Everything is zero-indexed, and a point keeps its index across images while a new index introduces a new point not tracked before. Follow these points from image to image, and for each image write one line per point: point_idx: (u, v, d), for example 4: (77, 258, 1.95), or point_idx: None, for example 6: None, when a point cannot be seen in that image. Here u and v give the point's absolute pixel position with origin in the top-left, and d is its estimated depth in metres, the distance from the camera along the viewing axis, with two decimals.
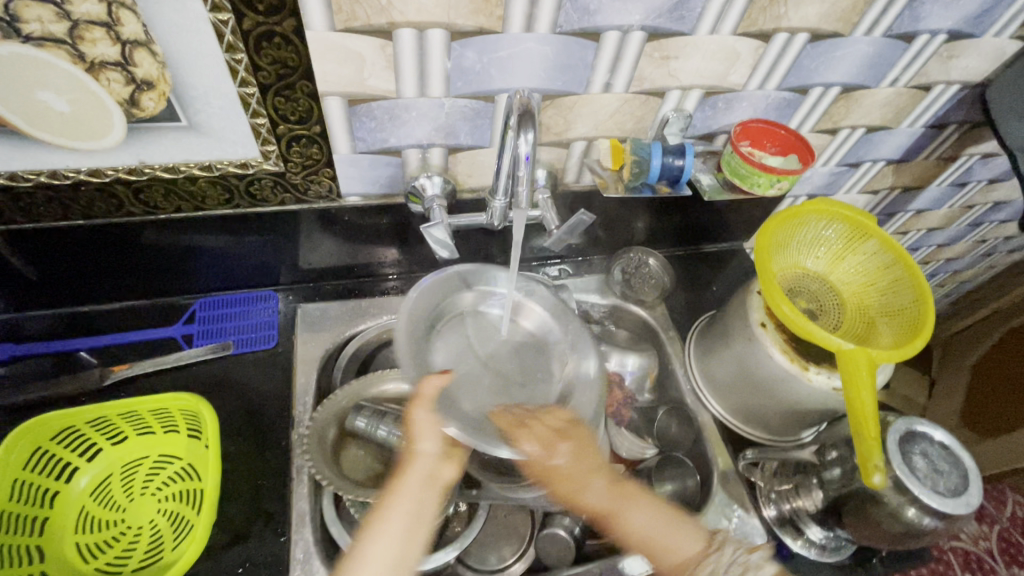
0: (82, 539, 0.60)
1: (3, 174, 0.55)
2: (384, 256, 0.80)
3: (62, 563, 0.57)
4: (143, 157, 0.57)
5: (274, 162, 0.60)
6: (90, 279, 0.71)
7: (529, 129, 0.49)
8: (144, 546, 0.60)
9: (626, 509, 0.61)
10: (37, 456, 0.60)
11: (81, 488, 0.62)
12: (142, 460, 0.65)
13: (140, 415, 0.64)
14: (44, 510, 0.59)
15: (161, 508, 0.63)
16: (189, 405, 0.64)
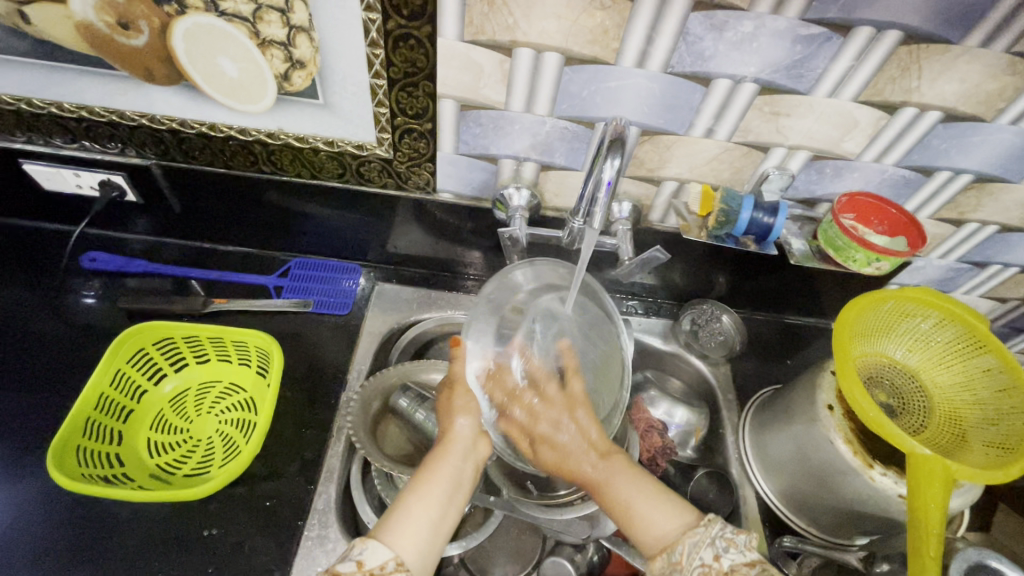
0: (153, 437, 0.68)
1: (176, 119, 0.66)
2: (461, 255, 0.84)
3: (134, 452, 0.66)
4: (282, 124, 0.65)
5: (385, 148, 0.67)
6: (218, 220, 0.82)
7: (616, 155, 0.52)
8: (199, 457, 0.68)
9: (613, 479, 0.58)
10: (139, 356, 0.70)
11: (164, 393, 0.71)
12: (215, 383, 0.73)
13: (223, 343, 0.73)
14: (132, 403, 0.69)
15: (220, 429, 0.70)
16: (263, 344, 0.70)
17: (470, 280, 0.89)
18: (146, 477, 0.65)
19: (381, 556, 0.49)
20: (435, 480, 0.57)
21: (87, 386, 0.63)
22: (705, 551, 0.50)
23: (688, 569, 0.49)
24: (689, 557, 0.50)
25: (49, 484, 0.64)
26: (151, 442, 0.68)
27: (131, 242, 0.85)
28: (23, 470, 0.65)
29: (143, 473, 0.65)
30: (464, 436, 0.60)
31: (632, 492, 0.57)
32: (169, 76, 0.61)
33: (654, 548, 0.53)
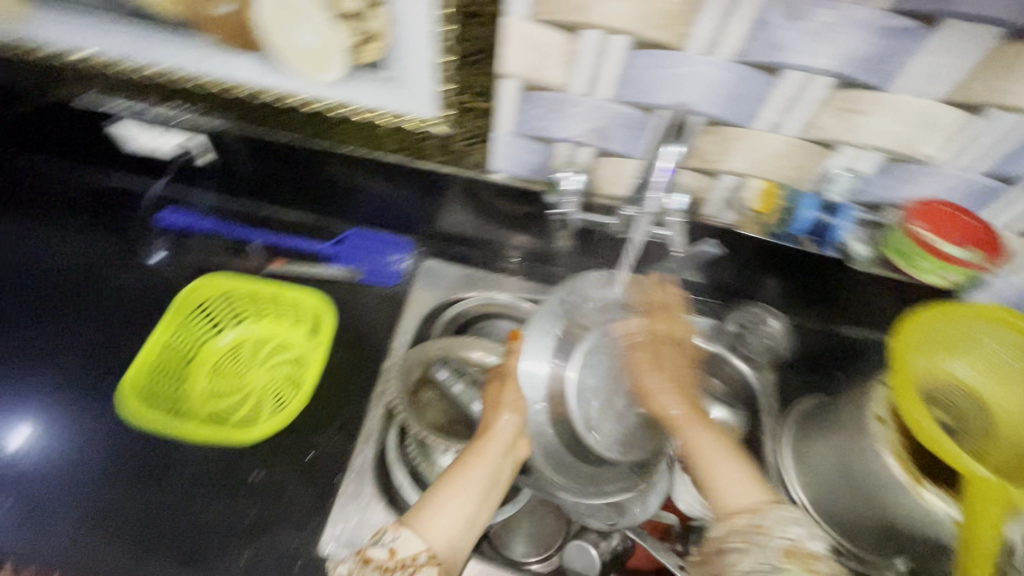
0: (208, 383, 0.73)
1: (251, 88, 0.69)
2: (508, 238, 0.85)
3: (191, 395, 0.71)
4: (350, 96, 0.68)
5: (446, 124, 0.68)
6: (282, 187, 0.86)
7: (677, 142, 0.54)
8: (248, 407, 0.72)
9: (697, 430, 0.59)
10: (203, 307, 0.75)
11: (221, 343, 0.76)
12: (268, 340, 0.77)
13: (278, 301, 0.76)
14: (193, 350, 0.74)
15: (269, 382, 0.74)
16: (314, 303, 0.74)
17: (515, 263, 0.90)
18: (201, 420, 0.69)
19: (414, 546, 0.52)
20: (471, 474, 0.59)
21: (159, 330, 0.70)
22: (794, 526, 0.50)
23: (769, 535, 0.50)
24: (777, 525, 0.50)
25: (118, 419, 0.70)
26: (207, 388, 0.73)
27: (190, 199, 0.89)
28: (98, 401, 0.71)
29: (199, 416, 0.70)
30: (505, 433, 0.62)
31: (719, 450, 0.58)
32: (251, 44, 0.64)
33: (733, 506, 0.53)
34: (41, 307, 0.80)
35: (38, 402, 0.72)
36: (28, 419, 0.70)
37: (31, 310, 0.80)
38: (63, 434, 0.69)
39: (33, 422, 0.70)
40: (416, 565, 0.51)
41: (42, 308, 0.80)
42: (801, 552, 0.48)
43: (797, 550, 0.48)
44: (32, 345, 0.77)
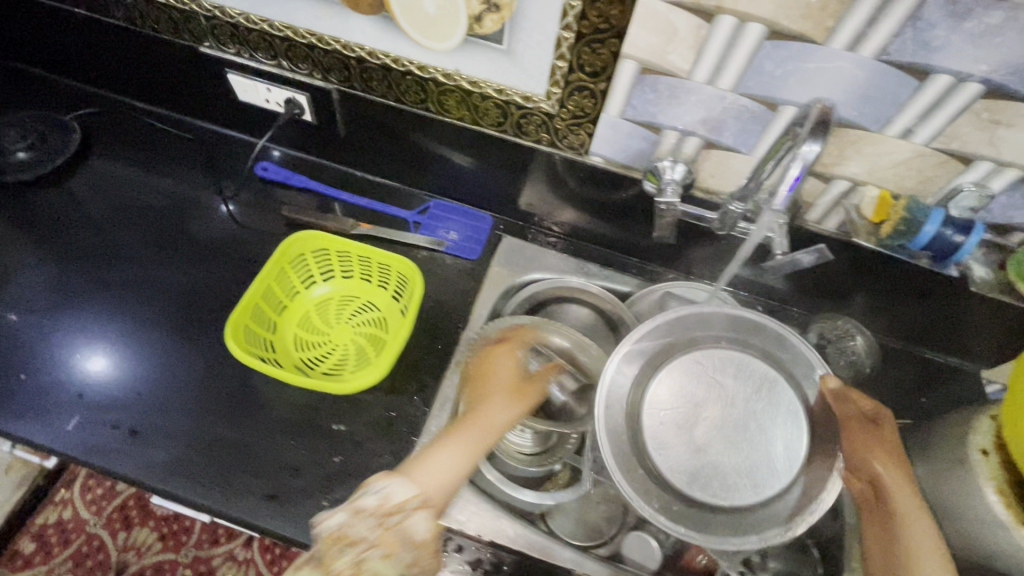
0: (298, 333, 0.77)
1: (366, 49, 0.70)
2: (591, 223, 0.85)
3: (283, 342, 0.75)
4: (459, 66, 0.68)
5: (551, 103, 0.68)
6: (374, 152, 0.87)
7: (816, 139, 0.46)
8: (334, 360, 0.76)
9: (912, 522, 0.52)
10: (300, 259, 0.78)
11: (312, 297, 0.80)
12: (354, 299, 0.81)
13: (369, 264, 0.80)
14: (286, 300, 0.77)
15: (355, 338, 0.78)
16: (406, 270, 0.76)
17: (593, 249, 0.90)
18: (292, 366, 0.73)
19: (404, 493, 0.49)
20: (463, 437, 0.55)
21: (261, 276, 0.72)
22: None
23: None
24: None
25: (212, 357, 0.73)
26: (297, 337, 0.77)
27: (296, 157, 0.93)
28: (196, 337, 0.75)
29: (290, 362, 0.74)
30: (496, 411, 0.59)
31: (930, 553, 0.50)
32: (372, 5, 0.65)
33: None
34: (137, 243, 0.83)
35: (132, 334, 0.75)
36: (119, 349, 0.73)
37: (126, 245, 0.82)
38: (152, 367, 0.72)
39: (123, 352, 0.73)
40: (405, 511, 0.48)
41: (135, 247, 0.82)
42: None
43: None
44: (128, 277, 0.80)
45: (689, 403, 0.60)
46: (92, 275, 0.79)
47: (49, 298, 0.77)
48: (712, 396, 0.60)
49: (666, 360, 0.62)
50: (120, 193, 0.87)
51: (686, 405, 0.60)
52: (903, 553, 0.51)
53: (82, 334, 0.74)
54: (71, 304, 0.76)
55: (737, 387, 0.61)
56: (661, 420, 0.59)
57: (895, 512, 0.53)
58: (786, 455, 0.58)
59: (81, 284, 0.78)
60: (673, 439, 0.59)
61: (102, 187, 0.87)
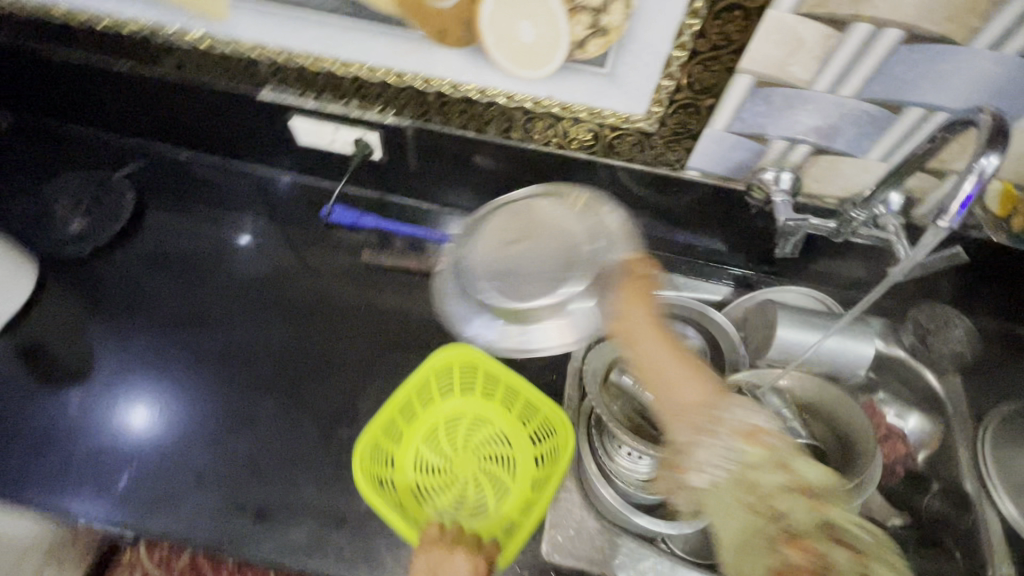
0: (423, 451, 0.75)
1: (448, 83, 0.67)
2: (677, 235, 0.84)
3: (405, 460, 0.73)
4: (552, 93, 0.65)
5: (650, 122, 0.66)
6: (445, 182, 0.84)
7: (996, 151, 0.44)
8: (449, 494, 0.73)
9: (642, 341, 0.56)
10: (441, 373, 0.74)
11: (446, 410, 0.76)
12: (487, 423, 0.76)
13: (516, 396, 0.74)
14: (420, 409, 0.75)
15: (480, 472, 0.74)
16: (552, 424, 0.70)
17: (676, 259, 0.88)
18: (408, 492, 0.71)
19: None
20: None
21: (396, 395, 0.69)
22: (740, 410, 0.51)
23: (727, 423, 0.51)
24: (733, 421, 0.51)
25: (310, 421, 0.72)
26: (419, 454, 0.74)
27: (363, 196, 0.89)
28: (301, 404, 0.72)
29: (406, 486, 0.72)
30: None
31: (658, 357, 0.55)
32: (461, 38, 0.61)
33: (683, 408, 0.52)
34: (177, 295, 0.80)
35: (180, 390, 0.73)
36: (166, 403, 0.72)
37: (164, 297, 0.80)
38: (208, 424, 0.71)
39: (171, 407, 0.72)
40: None
41: (179, 301, 0.80)
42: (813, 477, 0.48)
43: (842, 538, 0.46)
44: (214, 350, 0.77)
45: (526, 239, 0.63)
46: (130, 329, 0.78)
47: (144, 374, 0.74)
48: (546, 237, 0.62)
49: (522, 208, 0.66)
50: (166, 247, 0.85)
51: (501, 246, 0.63)
52: (670, 386, 0.53)
53: (126, 389, 0.73)
54: (165, 373, 0.75)
55: (559, 225, 0.63)
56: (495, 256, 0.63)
57: (636, 349, 0.56)
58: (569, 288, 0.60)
59: (155, 346, 0.76)
60: (516, 287, 0.61)
61: (154, 248, 0.84)
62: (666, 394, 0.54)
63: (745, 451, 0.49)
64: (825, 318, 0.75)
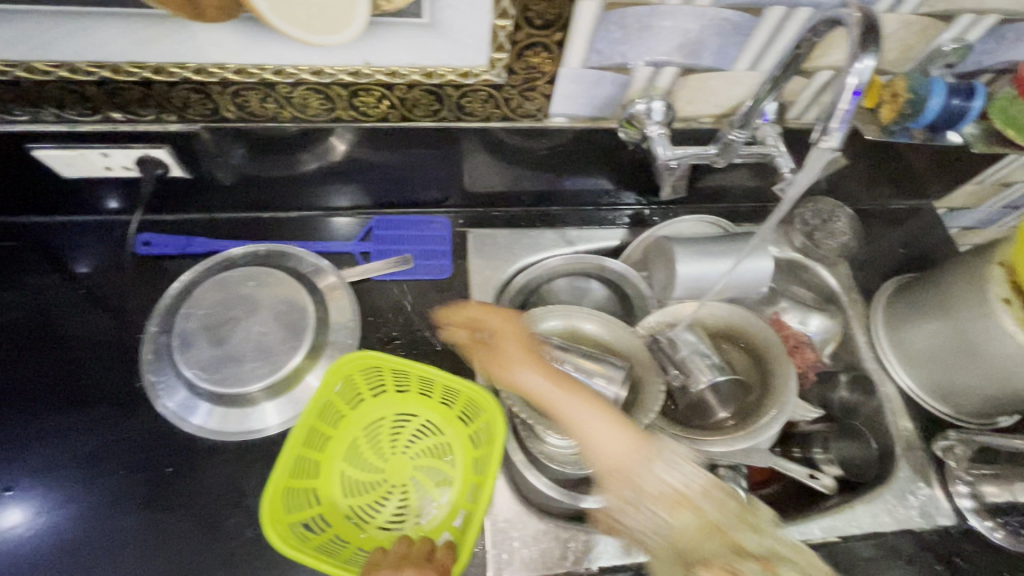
0: (348, 472, 0.60)
1: (231, 68, 0.51)
2: (560, 184, 0.75)
3: (329, 489, 0.58)
4: (369, 58, 0.52)
5: (497, 72, 0.55)
6: (277, 188, 0.68)
7: (870, 52, 0.39)
8: (391, 507, 0.59)
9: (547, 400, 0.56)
10: (346, 382, 0.59)
11: (361, 417, 0.62)
12: (412, 418, 0.63)
13: (434, 381, 0.60)
14: (330, 430, 0.59)
15: (420, 474, 0.61)
16: (482, 397, 0.58)
17: (565, 212, 0.80)
18: (341, 522, 0.57)
19: None
20: None
21: (298, 429, 0.53)
22: (674, 473, 0.52)
23: (738, 533, 0.51)
24: (690, 485, 0.52)
25: (186, 512, 0.57)
26: (344, 476, 0.59)
27: (169, 221, 0.70)
28: (167, 498, 0.58)
29: (337, 517, 0.57)
30: None
31: (580, 418, 0.54)
32: (223, 8, 0.46)
33: (609, 466, 0.52)
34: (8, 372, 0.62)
35: (59, 481, 0.58)
36: (44, 498, 0.57)
37: None
38: (109, 513, 0.57)
39: (54, 501, 0.57)
40: None
41: (13, 379, 0.62)
42: (686, 495, 0.51)
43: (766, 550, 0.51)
44: (31, 462, 0.58)
45: (236, 317, 0.63)
46: None
47: None
48: (255, 312, 0.63)
49: (223, 279, 0.65)
50: None
51: (215, 331, 0.62)
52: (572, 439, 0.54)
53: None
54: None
55: (268, 297, 0.64)
56: (195, 340, 0.61)
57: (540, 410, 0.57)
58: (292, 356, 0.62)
59: None
60: (235, 364, 0.61)
61: None
62: (598, 454, 0.53)
63: (670, 517, 0.51)
64: (728, 241, 0.71)
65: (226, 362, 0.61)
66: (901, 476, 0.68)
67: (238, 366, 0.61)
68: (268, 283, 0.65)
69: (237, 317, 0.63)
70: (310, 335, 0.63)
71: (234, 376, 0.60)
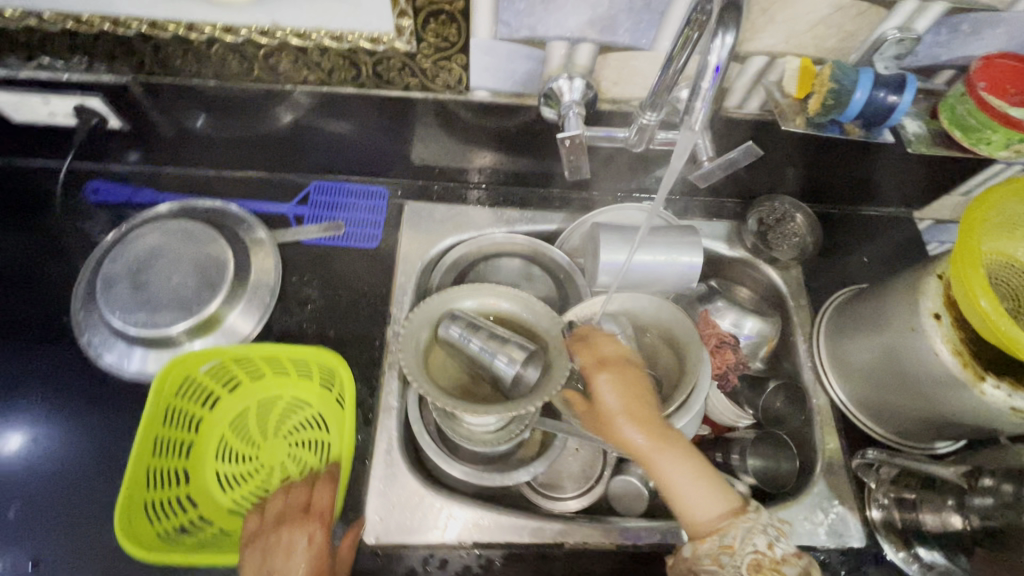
0: (221, 468, 0.62)
1: (146, 21, 0.54)
2: (497, 162, 0.74)
3: (205, 488, 0.61)
4: (277, 18, 0.54)
5: (406, 40, 0.55)
6: (216, 146, 0.71)
7: (728, 30, 0.41)
8: (276, 486, 0.63)
9: (650, 451, 0.53)
10: (188, 387, 0.60)
11: (221, 416, 0.63)
12: (275, 399, 0.65)
13: (280, 359, 0.62)
14: (190, 435, 0.61)
15: (294, 450, 0.64)
16: (328, 362, 0.60)
17: (507, 192, 0.79)
18: (228, 516, 0.60)
19: None
20: None
21: (137, 450, 0.54)
22: (756, 537, 0.49)
23: (740, 553, 0.48)
24: (743, 542, 0.49)
25: (100, 441, 0.62)
26: (220, 473, 0.62)
27: (108, 170, 0.74)
28: (85, 429, 0.62)
29: (220, 512, 0.60)
30: (295, 557, 0.52)
31: (680, 467, 0.52)
32: None
33: (701, 524, 0.51)
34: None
35: (30, 406, 0.63)
36: (21, 418, 0.63)
37: None
38: (66, 435, 0.62)
39: (26, 422, 0.62)
40: None
41: None
42: (767, 564, 0.47)
43: (763, 563, 0.47)
44: None
45: (155, 267, 0.66)
46: None
47: None
48: (172, 263, 0.66)
49: (122, 253, 0.67)
50: None
51: (134, 280, 0.65)
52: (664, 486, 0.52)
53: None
54: None
55: (178, 251, 0.67)
56: (116, 288, 0.65)
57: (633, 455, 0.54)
58: (211, 304, 0.65)
59: None
60: (155, 310, 0.64)
61: None
62: (698, 505, 0.51)
63: None
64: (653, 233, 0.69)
65: (146, 308, 0.64)
66: (815, 491, 0.65)
67: (159, 311, 0.64)
68: (181, 235, 0.68)
69: (156, 267, 0.66)
70: (225, 286, 0.66)
71: (154, 321, 0.64)
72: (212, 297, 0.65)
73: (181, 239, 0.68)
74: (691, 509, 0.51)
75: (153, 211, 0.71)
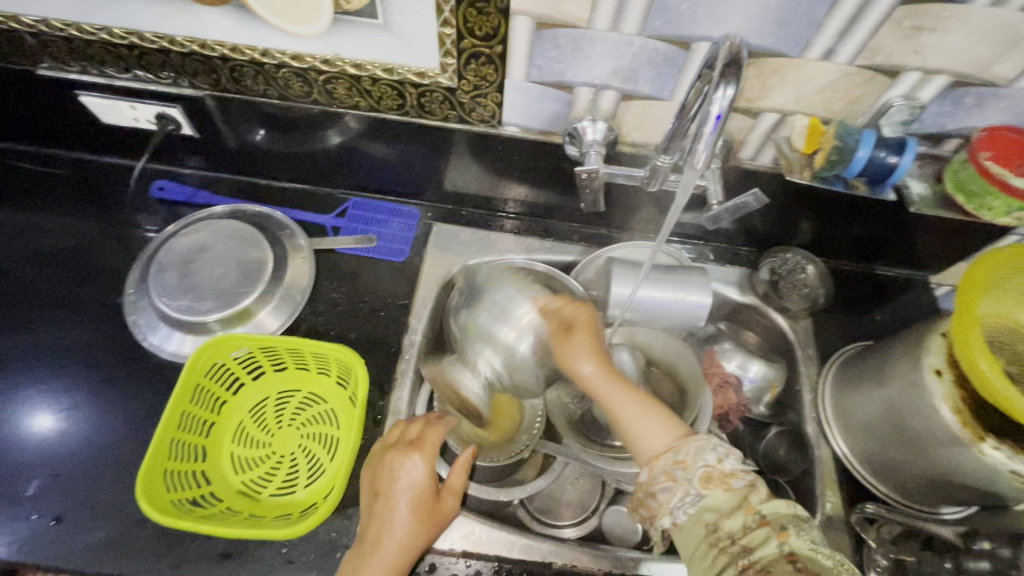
0: (235, 450, 0.66)
1: (227, 45, 0.62)
2: (522, 194, 0.79)
3: (219, 468, 0.64)
4: (338, 50, 0.60)
5: (449, 76, 0.61)
6: (270, 159, 0.79)
7: (729, 84, 0.45)
8: (283, 474, 0.66)
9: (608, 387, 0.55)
10: (217, 369, 0.65)
11: (242, 402, 0.68)
12: (293, 392, 0.70)
13: (302, 353, 0.67)
14: (212, 415, 0.65)
15: (304, 442, 0.68)
16: (342, 356, 0.65)
17: (529, 222, 0.84)
18: (234, 496, 0.63)
19: None
20: (389, 517, 0.55)
21: (166, 419, 0.58)
22: (707, 454, 0.48)
23: (693, 468, 0.48)
24: (695, 457, 0.48)
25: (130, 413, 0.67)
26: (234, 455, 0.66)
27: (174, 172, 0.83)
28: (116, 401, 0.67)
29: (228, 492, 0.63)
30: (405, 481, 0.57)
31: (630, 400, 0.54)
32: None
33: (651, 448, 0.51)
34: (40, 275, 0.75)
35: (76, 376, 0.69)
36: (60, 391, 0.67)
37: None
38: (100, 405, 0.67)
39: (68, 390, 0.68)
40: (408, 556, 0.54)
41: (33, 279, 0.75)
42: (717, 475, 0.47)
43: (713, 474, 0.47)
44: (27, 346, 0.70)
45: (201, 260, 0.73)
46: None
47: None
48: (216, 258, 0.73)
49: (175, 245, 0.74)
50: None
51: (182, 271, 0.72)
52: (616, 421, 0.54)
53: (26, 388, 0.68)
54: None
55: (223, 246, 0.74)
56: (166, 275, 0.71)
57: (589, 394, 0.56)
58: (246, 297, 0.70)
59: None
60: (197, 298, 0.70)
61: None
62: (647, 434, 0.52)
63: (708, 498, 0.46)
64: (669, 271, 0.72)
65: (190, 295, 0.70)
66: None
67: (200, 299, 0.70)
68: (226, 234, 0.75)
69: (202, 260, 0.73)
70: (260, 284, 0.72)
71: (194, 307, 0.69)
72: (248, 292, 0.71)
73: (226, 238, 0.75)
74: (639, 435, 0.52)
75: (206, 211, 0.78)
